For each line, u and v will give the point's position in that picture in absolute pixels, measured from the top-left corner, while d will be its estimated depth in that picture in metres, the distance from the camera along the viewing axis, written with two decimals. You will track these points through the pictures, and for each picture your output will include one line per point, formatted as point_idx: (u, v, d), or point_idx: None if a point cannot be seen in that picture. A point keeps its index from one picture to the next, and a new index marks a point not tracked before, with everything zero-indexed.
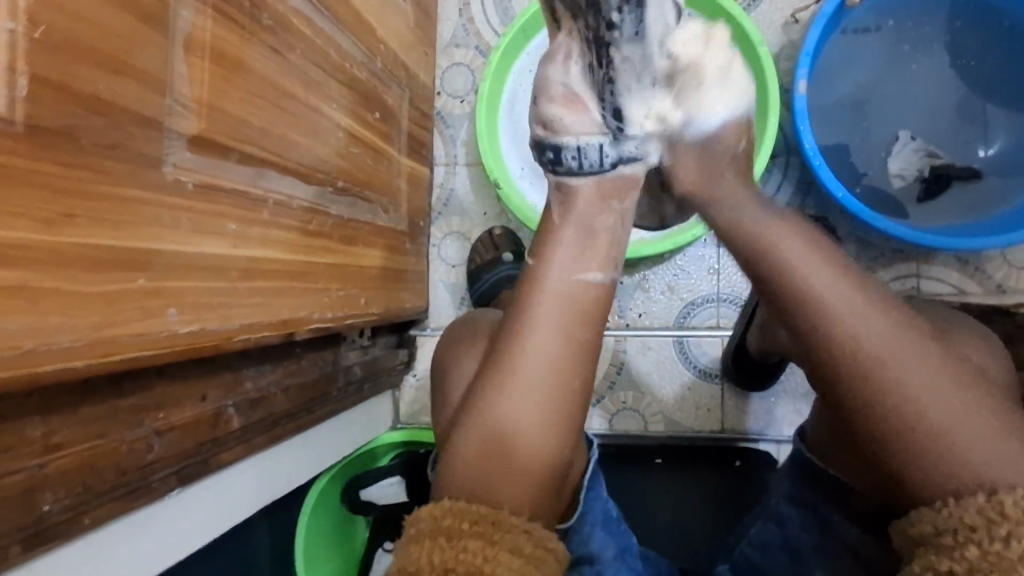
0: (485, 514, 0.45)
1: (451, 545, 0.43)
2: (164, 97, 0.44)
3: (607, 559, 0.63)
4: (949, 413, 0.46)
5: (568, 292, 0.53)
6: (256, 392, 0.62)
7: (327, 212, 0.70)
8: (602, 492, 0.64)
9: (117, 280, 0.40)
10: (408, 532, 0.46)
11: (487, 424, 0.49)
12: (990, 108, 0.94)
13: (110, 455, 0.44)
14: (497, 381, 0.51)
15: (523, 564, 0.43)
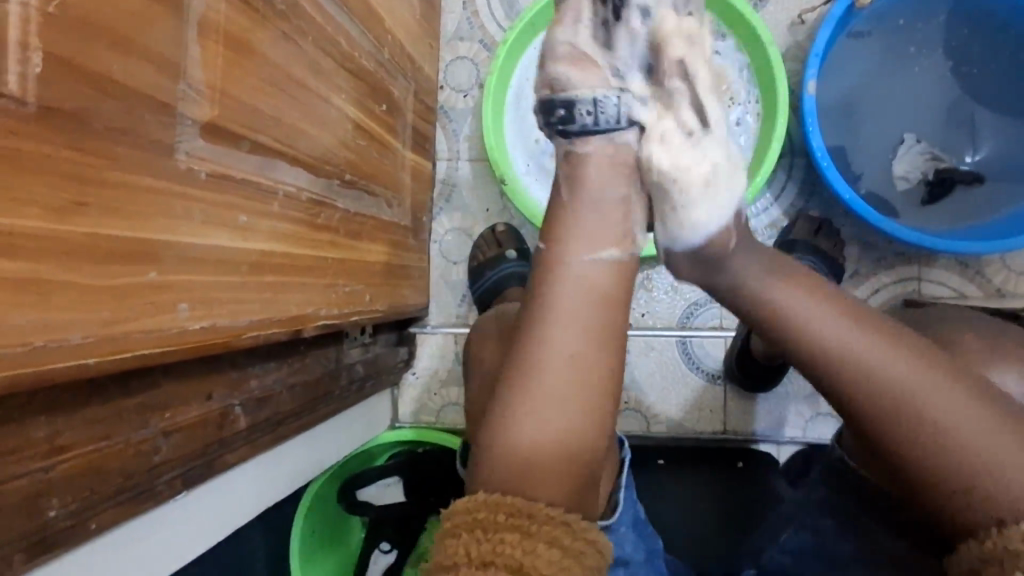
0: (523, 508, 0.46)
1: (487, 538, 0.43)
2: (177, 81, 0.42)
3: (638, 561, 0.61)
4: (960, 417, 0.46)
5: (585, 276, 0.53)
6: (261, 391, 0.60)
7: (334, 205, 0.68)
8: (631, 493, 0.63)
9: (129, 273, 0.38)
10: (445, 525, 0.47)
11: (514, 422, 0.49)
12: (993, 116, 0.94)
13: (117, 457, 0.42)
14: (516, 375, 0.51)
15: (562, 557, 0.44)
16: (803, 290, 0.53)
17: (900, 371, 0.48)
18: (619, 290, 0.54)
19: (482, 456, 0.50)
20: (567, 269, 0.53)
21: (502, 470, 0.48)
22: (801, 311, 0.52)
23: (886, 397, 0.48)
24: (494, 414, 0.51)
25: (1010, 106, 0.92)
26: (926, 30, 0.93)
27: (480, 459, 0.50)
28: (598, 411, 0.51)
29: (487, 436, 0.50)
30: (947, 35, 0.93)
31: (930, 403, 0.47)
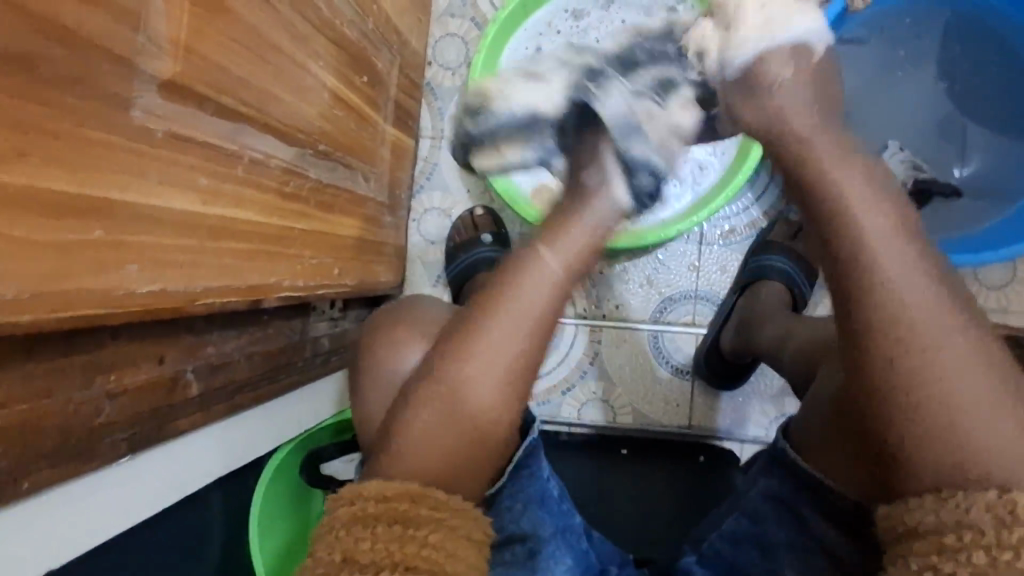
0: (444, 504, 0.49)
1: (411, 535, 0.46)
2: (136, 32, 0.41)
3: (544, 536, 0.65)
4: (976, 395, 0.44)
5: (523, 279, 0.56)
6: (217, 358, 0.59)
7: (306, 175, 0.67)
8: (544, 472, 0.66)
9: (75, 229, 0.37)
10: (352, 513, 0.47)
11: (452, 404, 0.54)
12: (972, 130, 0.94)
13: (54, 416, 0.41)
14: (450, 354, 0.55)
15: (472, 550, 0.49)
16: (894, 227, 0.49)
17: (939, 330, 0.46)
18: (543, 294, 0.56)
19: (395, 445, 0.53)
20: (534, 277, 0.56)
21: (415, 458, 0.52)
22: (880, 238, 0.49)
23: (917, 352, 0.45)
24: (416, 402, 0.55)
25: (995, 121, 0.92)
26: (915, 39, 0.93)
27: (391, 443, 0.54)
28: (509, 389, 0.55)
29: (404, 426, 0.54)
30: (935, 47, 0.93)
31: (951, 369, 0.45)
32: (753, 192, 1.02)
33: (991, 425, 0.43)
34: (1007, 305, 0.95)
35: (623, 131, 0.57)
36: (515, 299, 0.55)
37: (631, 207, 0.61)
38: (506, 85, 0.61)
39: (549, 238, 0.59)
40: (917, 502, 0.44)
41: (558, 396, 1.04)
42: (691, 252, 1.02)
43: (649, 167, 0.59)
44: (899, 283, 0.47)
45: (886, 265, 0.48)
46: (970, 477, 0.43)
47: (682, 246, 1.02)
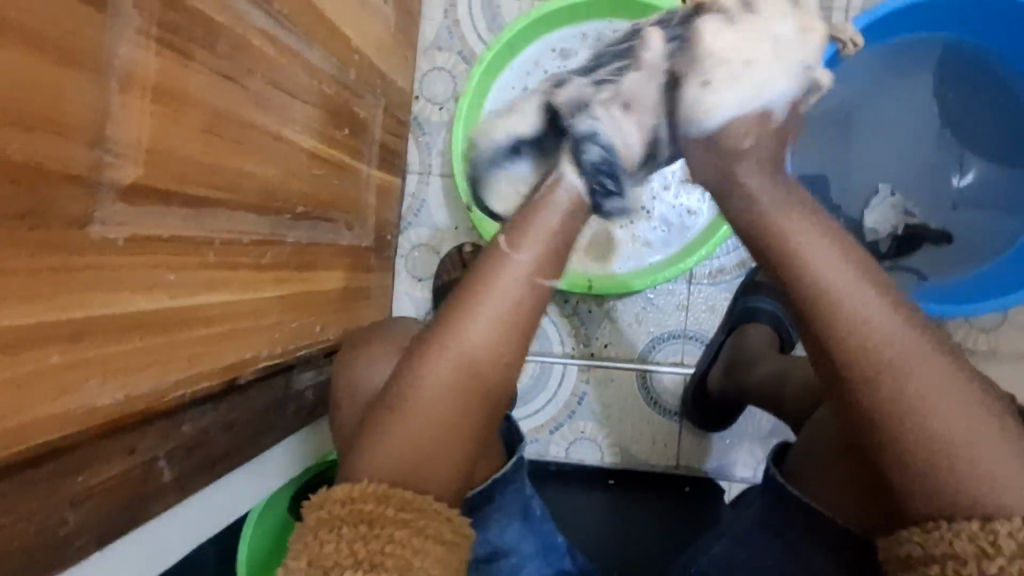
0: (412, 502, 0.46)
1: (374, 536, 0.43)
2: (93, 147, 0.40)
3: (527, 552, 0.63)
4: (955, 415, 0.42)
5: (516, 284, 0.53)
6: (192, 436, 0.58)
7: (284, 240, 0.66)
8: (524, 487, 0.63)
9: (30, 362, 0.37)
10: (320, 516, 0.45)
11: (431, 419, 0.49)
12: (966, 151, 0.92)
13: (18, 535, 0.41)
14: (429, 358, 0.51)
15: (444, 551, 0.45)
16: (839, 257, 0.48)
17: (914, 353, 0.44)
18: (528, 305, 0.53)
19: (372, 443, 0.49)
20: (512, 266, 0.53)
21: (396, 452, 0.48)
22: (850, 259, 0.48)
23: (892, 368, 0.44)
24: (402, 393, 0.50)
25: (990, 137, 0.91)
26: (906, 66, 0.91)
27: (367, 441, 0.50)
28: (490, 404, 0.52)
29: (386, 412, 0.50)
30: (931, 67, 0.91)
31: (931, 396, 0.43)
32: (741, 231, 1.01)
33: (981, 447, 0.41)
34: (995, 346, 0.95)
35: (573, 105, 0.56)
36: (494, 288, 0.52)
37: (588, 194, 0.57)
38: (487, 123, 0.65)
39: (516, 225, 0.55)
40: (907, 533, 0.42)
41: (546, 434, 1.04)
42: (681, 291, 1.01)
43: (598, 141, 0.55)
44: (861, 310, 0.45)
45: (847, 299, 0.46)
46: (959, 501, 0.41)
47: (671, 285, 1.01)
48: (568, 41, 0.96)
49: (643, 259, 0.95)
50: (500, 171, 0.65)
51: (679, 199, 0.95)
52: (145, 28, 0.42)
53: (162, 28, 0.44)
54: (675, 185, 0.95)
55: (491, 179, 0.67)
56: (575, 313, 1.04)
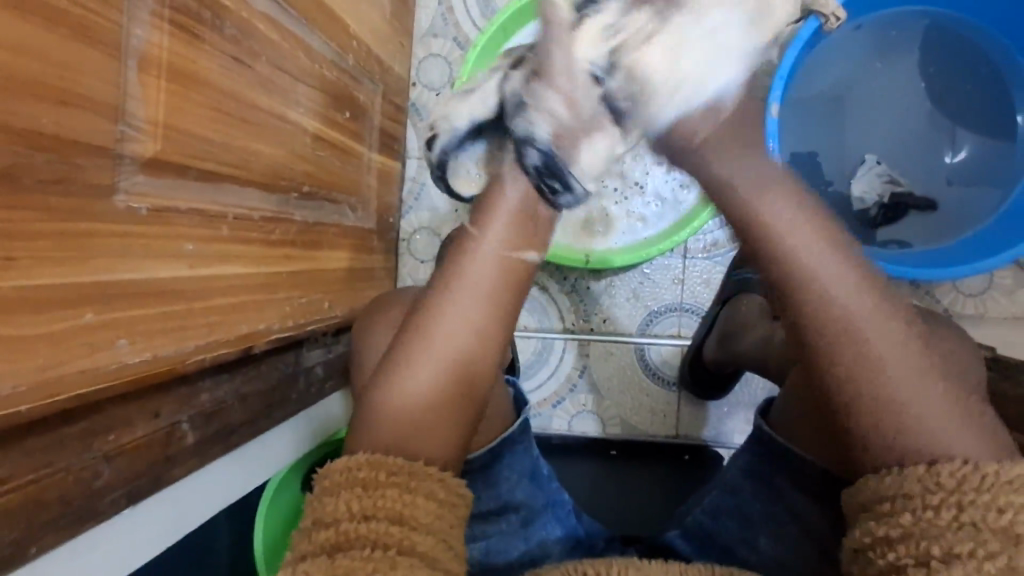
0: (404, 467, 0.46)
1: (368, 494, 0.43)
2: (116, 123, 0.43)
3: (536, 507, 0.64)
4: (901, 372, 0.44)
5: (494, 265, 0.53)
6: (211, 404, 0.60)
7: (291, 218, 0.69)
8: (531, 449, 0.65)
9: (63, 318, 0.40)
10: (320, 485, 0.46)
11: (408, 405, 0.50)
12: (956, 123, 0.95)
13: (57, 485, 0.44)
14: (410, 347, 0.51)
15: (439, 509, 0.45)
16: (810, 235, 0.48)
17: (866, 322, 0.45)
18: (506, 284, 0.53)
19: (366, 426, 0.50)
20: (479, 250, 0.53)
21: (389, 433, 0.49)
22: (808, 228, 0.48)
23: (843, 336, 0.45)
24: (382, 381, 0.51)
25: (978, 113, 0.93)
26: (900, 43, 0.94)
27: (359, 424, 0.51)
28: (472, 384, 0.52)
29: (367, 405, 0.51)
30: (917, 42, 0.93)
31: (885, 356, 0.44)
32: None
33: (922, 395, 0.44)
34: (984, 311, 0.97)
35: (513, 105, 0.57)
36: (462, 274, 0.53)
37: (538, 195, 0.56)
38: (447, 107, 0.67)
39: (478, 213, 0.55)
40: (864, 479, 0.44)
41: (549, 408, 1.07)
42: (677, 265, 1.04)
43: (538, 143, 0.55)
44: (825, 279, 0.47)
45: (824, 272, 0.47)
46: (904, 449, 0.43)
47: (666, 260, 1.04)
48: None
49: (638, 233, 0.98)
50: (466, 156, 0.68)
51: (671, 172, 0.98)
52: (159, 11, 0.45)
53: (174, 11, 0.47)
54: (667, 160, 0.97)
55: (458, 160, 0.69)
56: (574, 290, 1.07)
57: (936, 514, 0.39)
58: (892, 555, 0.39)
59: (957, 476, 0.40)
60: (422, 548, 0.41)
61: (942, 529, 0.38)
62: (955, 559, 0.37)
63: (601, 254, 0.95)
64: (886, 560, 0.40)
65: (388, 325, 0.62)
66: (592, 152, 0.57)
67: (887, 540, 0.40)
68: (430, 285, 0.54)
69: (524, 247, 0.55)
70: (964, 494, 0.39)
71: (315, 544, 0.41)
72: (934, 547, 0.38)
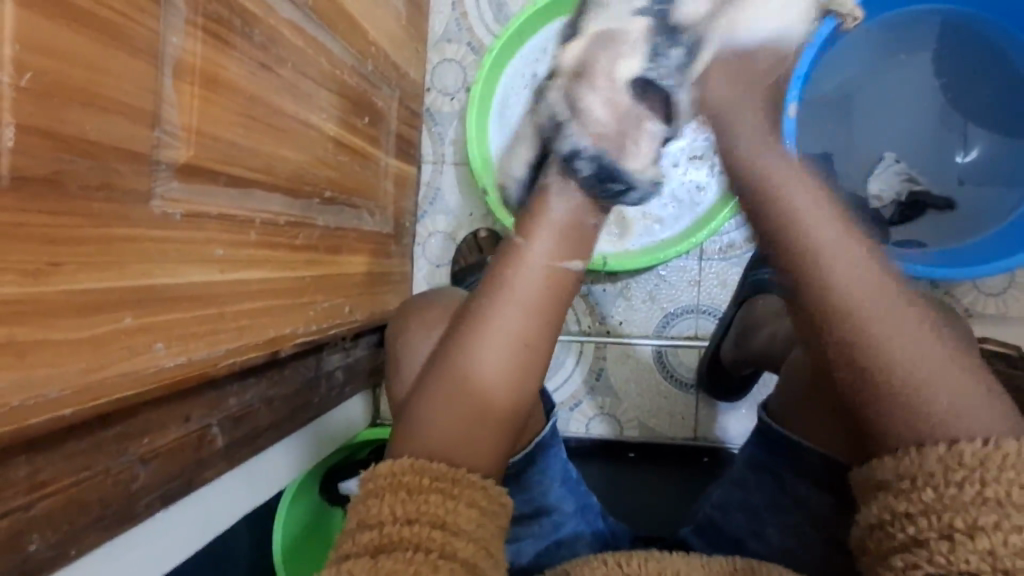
0: (447, 472, 0.45)
1: (412, 498, 0.43)
2: (152, 129, 0.44)
3: (567, 511, 0.63)
4: (920, 357, 0.42)
5: (542, 275, 0.52)
6: (239, 408, 0.60)
7: (314, 223, 0.69)
8: (562, 452, 0.65)
9: (104, 323, 0.41)
10: (364, 488, 0.45)
11: (454, 402, 0.50)
12: (970, 122, 0.95)
13: (96, 487, 0.44)
14: (458, 352, 0.51)
15: (480, 516, 0.44)
16: (829, 223, 0.46)
17: (890, 328, 0.42)
18: (550, 298, 0.52)
19: (406, 431, 0.50)
20: (525, 260, 0.53)
21: (433, 434, 0.49)
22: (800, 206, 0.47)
23: (857, 329, 0.43)
24: (422, 393, 0.51)
25: (991, 112, 0.93)
26: (914, 40, 0.93)
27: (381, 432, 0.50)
28: (517, 395, 0.51)
29: (412, 411, 0.51)
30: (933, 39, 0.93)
31: (904, 353, 0.42)
32: None
33: (946, 386, 0.41)
34: (1004, 311, 0.97)
35: (555, 126, 0.57)
36: (509, 282, 0.52)
37: (597, 201, 0.56)
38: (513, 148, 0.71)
39: (523, 222, 0.55)
40: (880, 460, 0.41)
41: (566, 411, 1.07)
42: (693, 267, 1.04)
43: (585, 154, 0.55)
44: (838, 259, 0.44)
45: (840, 271, 0.44)
46: (916, 430, 0.40)
47: (682, 261, 1.04)
48: None
49: (655, 235, 0.98)
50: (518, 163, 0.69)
51: (686, 177, 0.98)
52: (192, 20, 0.46)
53: (206, 19, 0.47)
54: (684, 163, 0.98)
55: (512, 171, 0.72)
56: (589, 292, 1.06)
57: (959, 490, 0.37)
58: (911, 529, 0.38)
59: (980, 455, 0.37)
60: (463, 555, 0.41)
61: (964, 505, 0.36)
62: (978, 532, 0.35)
63: (618, 257, 0.95)
64: (908, 534, 0.38)
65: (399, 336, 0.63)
66: (642, 151, 0.55)
67: (908, 517, 0.38)
68: (479, 287, 0.54)
69: (563, 249, 0.54)
70: (987, 471, 0.37)
71: (359, 544, 0.41)
72: (956, 520, 0.36)
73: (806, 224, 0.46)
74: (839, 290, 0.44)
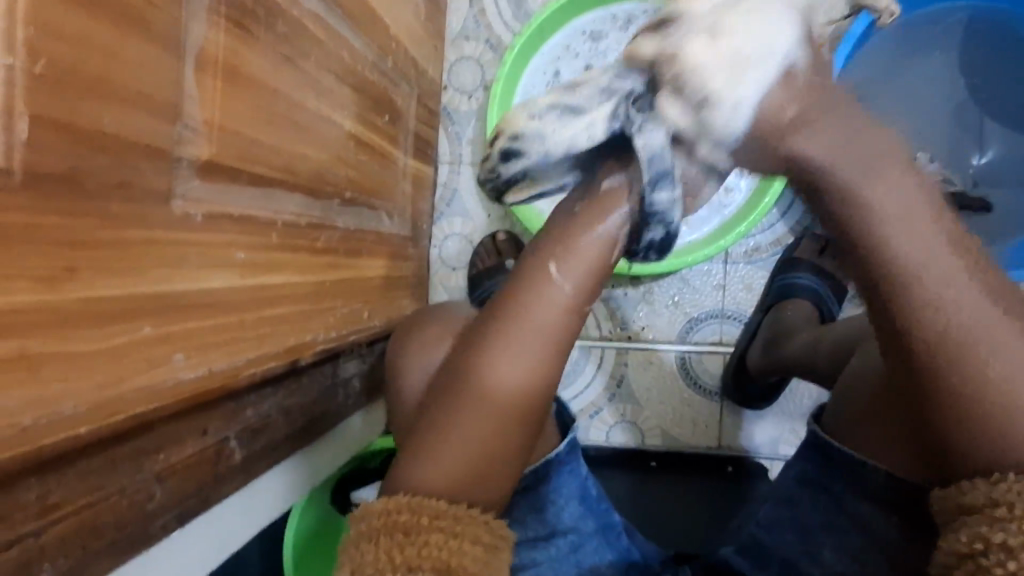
0: (446, 509, 0.43)
1: (411, 541, 0.41)
2: (173, 124, 0.41)
3: (585, 531, 0.61)
4: (1014, 378, 0.40)
5: (559, 312, 0.48)
6: (257, 419, 0.57)
7: (333, 225, 0.66)
8: (580, 468, 0.61)
9: (122, 333, 0.38)
10: (356, 529, 0.43)
11: (456, 442, 0.46)
12: (987, 121, 0.91)
13: (110, 510, 0.41)
14: (466, 393, 0.47)
15: (483, 554, 0.42)
16: (923, 224, 0.42)
17: (990, 341, 0.41)
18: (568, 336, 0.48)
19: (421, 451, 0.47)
20: (543, 297, 0.47)
21: (433, 469, 0.46)
22: (889, 208, 0.42)
23: (949, 358, 0.41)
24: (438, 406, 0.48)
25: (1009, 109, 0.90)
26: (930, 38, 0.90)
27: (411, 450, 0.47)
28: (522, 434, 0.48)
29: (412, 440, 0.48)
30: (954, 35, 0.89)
31: (1001, 371, 0.40)
32: (778, 209, 1.00)
33: None
34: None
35: (651, 174, 0.45)
36: (523, 321, 0.47)
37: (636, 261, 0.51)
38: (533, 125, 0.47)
39: (546, 253, 0.49)
40: (970, 483, 0.42)
41: (586, 420, 1.04)
42: (717, 271, 1.01)
43: (669, 225, 0.48)
44: (932, 276, 0.41)
45: (937, 290, 0.41)
46: (998, 457, 0.41)
47: (707, 265, 1.01)
48: (597, 23, 0.95)
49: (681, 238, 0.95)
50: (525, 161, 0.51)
51: None
52: (215, 8, 0.43)
53: (229, 7, 0.44)
54: None
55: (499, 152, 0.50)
56: (611, 297, 1.03)
57: None
58: (1015, 563, 0.38)
59: None
60: None
61: None
62: None
63: (643, 261, 0.92)
64: (1005, 569, 0.38)
65: (409, 347, 0.60)
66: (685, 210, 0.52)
67: (1006, 547, 0.38)
68: (489, 316, 0.49)
69: (590, 281, 0.49)
70: None
71: None
72: None
73: (900, 241, 0.42)
74: (934, 310, 0.41)
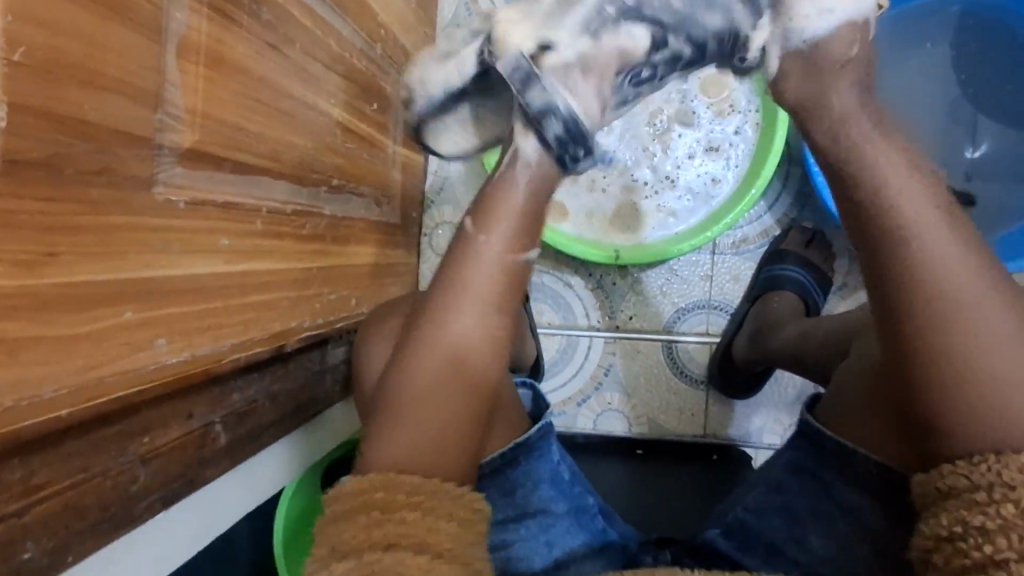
0: (421, 485, 0.44)
1: (387, 517, 0.43)
2: (155, 111, 0.41)
3: (557, 512, 0.62)
4: (998, 350, 0.42)
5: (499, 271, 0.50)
6: (243, 403, 0.58)
7: (321, 213, 0.66)
8: (552, 454, 0.63)
9: (104, 318, 0.38)
10: (331, 509, 0.45)
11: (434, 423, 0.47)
12: (980, 115, 0.91)
13: (94, 490, 0.42)
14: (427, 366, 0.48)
15: (459, 528, 0.44)
16: (924, 197, 0.46)
17: (975, 315, 0.43)
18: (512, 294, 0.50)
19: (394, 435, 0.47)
20: (480, 257, 0.49)
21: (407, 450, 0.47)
22: (895, 177, 0.46)
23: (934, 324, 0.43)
24: (406, 378, 0.49)
25: (1000, 105, 0.90)
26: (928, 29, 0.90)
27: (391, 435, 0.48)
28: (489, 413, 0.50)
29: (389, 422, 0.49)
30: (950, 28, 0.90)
31: (983, 342, 0.42)
32: (766, 200, 1.01)
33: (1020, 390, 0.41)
34: None
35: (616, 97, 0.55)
36: (467, 284, 0.49)
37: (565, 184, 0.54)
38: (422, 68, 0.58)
39: (479, 213, 0.51)
40: (950, 466, 0.42)
41: (573, 407, 1.05)
42: (705, 261, 1.02)
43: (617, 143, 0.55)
44: (929, 239, 0.44)
45: (935, 250, 0.44)
46: (982, 435, 0.42)
47: (695, 256, 1.02)
48: None
49: (669, 229, 0.96)
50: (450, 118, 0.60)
51: (701, 168, 0.96)
52: None
53: None
54: (700, 155, 0.95)
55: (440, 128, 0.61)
56: (599, 286, 1.04)
57: None
58: (990, 547, 0.38)
59: None
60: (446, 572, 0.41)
61: None
62: None
63: (631, 250, 0.93)
64: (982, 552, 0.39)
65: (393, 334, 0.60)
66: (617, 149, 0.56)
67: (983, 530, 0.39)
68: (440, 287, 0.50)
69: (523, 238, 0.50)
70: None
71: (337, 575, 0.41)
72: None
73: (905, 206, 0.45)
74: (929, 274, 0.44)
